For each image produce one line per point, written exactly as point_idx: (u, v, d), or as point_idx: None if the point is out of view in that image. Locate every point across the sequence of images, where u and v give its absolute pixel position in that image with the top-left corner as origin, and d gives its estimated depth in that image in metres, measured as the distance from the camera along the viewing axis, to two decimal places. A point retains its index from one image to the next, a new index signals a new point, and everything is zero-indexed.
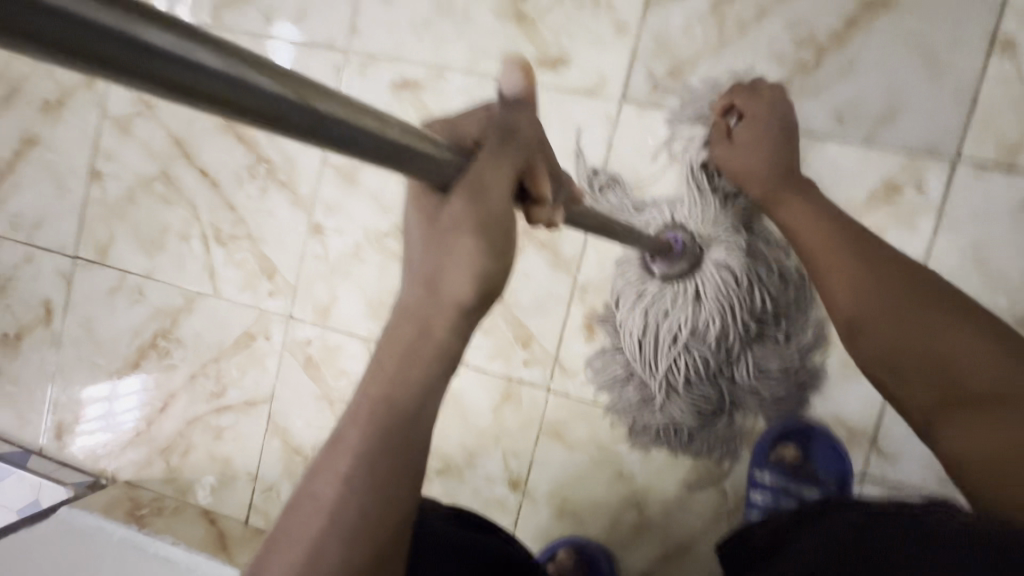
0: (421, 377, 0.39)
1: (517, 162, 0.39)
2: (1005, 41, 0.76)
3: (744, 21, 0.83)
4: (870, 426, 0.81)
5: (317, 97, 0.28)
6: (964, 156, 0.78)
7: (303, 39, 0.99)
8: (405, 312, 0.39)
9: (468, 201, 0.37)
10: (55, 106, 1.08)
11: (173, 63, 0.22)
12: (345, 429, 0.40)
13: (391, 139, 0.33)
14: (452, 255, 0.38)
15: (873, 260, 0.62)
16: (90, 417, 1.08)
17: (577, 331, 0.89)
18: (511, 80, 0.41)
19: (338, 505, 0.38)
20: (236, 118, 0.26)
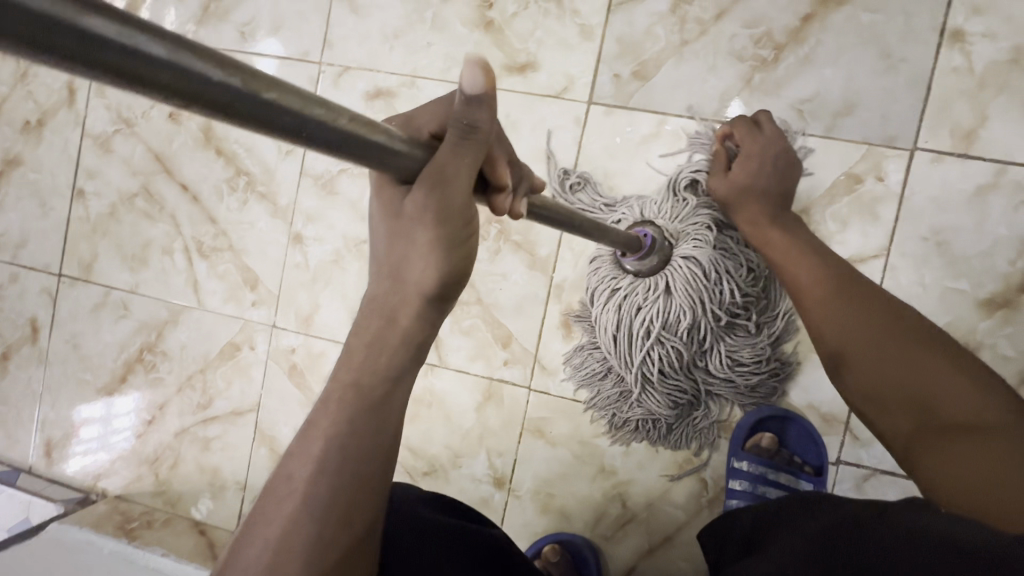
0: (388, 364, 0.46)
1: (480, 154, 0.41)
2: (954, 32, 0.79)
3: (703, 22, 0.85)
4: (843, 412, 0.82)
5: (267, 87, 0.29)
6: (920, 144, 0.80)
7: (277, 53, 1.01)
8: (373, 307, 0.46)
9: (430, 193, 0.41)
10: (36, 127, 1.10)
11: (118, 52, 0.22)
12: (319, 415, 0.46)
13: (342, 130, 0.34)
14: (412, 251, 0.44)
15: (868, 302, 0.65)
16: (84, 438, 1.09)
17: (555, 329, 0.91)
18: (473, 82, 0.37)
19: (311, 480, 0.44)
20: (184, 107, 0.26)
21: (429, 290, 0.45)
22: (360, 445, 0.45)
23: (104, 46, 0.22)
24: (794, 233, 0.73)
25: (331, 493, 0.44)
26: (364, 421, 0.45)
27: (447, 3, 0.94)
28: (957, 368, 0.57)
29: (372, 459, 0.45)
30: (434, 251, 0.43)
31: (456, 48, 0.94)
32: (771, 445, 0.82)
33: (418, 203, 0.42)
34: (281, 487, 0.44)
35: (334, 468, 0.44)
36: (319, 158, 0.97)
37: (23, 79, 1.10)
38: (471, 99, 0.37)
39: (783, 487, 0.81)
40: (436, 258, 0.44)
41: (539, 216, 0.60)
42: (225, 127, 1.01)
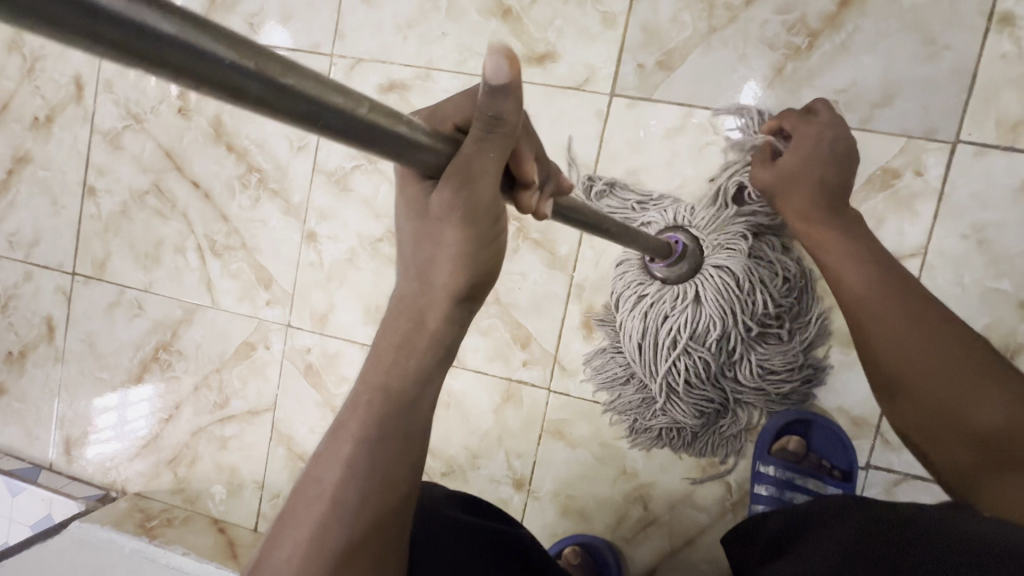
0: (418, 366, 0.44)
1: (505, 151, 0.38)
2: (1003, 16, 0.74)
3: (733, 7, 0.81)
4: (875, 416, 0.80)
5: (281, 70, 0.26)
6: (963, 137, 0.76)
7: (287, 44, 0.98)
8: (400, 308, 0.44)
9: (457, 193, 0.39)
10: (45, 123, 1.08)
11: (121, 25, 0.20)
12: (346, 417, 0.44)
13: (362, 120, 0.30)
14: (439, 251, 0.42)
15: (907, 300, 0.63)
16: (102, 427, 1.09)
17: (576, 330, 0.89)
18: (497, 72, 0.33)
19: (340, 484, 0.42)
20: (192, 88, 0.24)
21: (459, 290, 0.44)
22: (390, 448, 0.43)
23: (102, 18, 0.19)
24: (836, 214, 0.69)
25: (362, 497, 0.42)
26: (393, 423, 0.43)
27: None
28: (996, 389, 0.55)
29: (401, 464, 0.44)
30: (466, 253, 0.42)
31: (472, 38, 0.90)
32: (799, 449, 0.79)
33: (444, 202, 0.39)
34: (310, 488, 0.43)
35: (364, 471, 0.42)
36: (331, 154, 0.95)
37: (30, 74, 1.08)
38: (496, 91, 0.34)
39: (811, 492, 0.80)
40: (465, 259, 0.43)
41: (568, 218, 0.57)
42: (235, 123, 0.99)
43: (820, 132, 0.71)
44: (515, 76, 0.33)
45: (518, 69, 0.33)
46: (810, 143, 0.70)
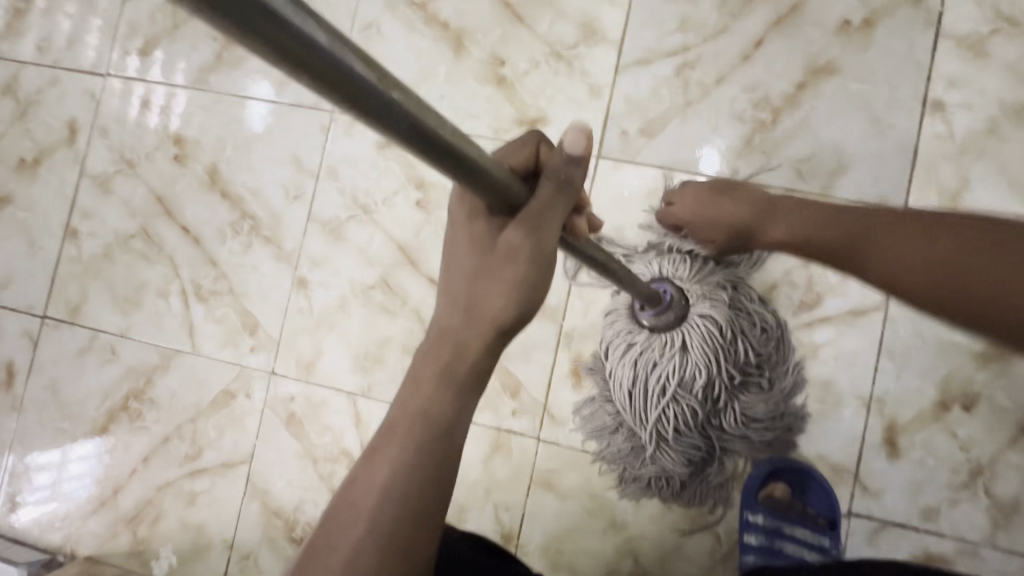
0: (456, 395, 0.46)
1: (570, 205, 0.46)
2: (936, 103, 0.85)
3: (705, 85, 0.91)
4: (852, 463, 0.83)
5: (394, 87, 0.31)
6: (911, 204, 0.85)
7: (278, 96, 1.00)
8: (443, 335, 0.46)
9: (525, 236, 0.45)
10: (32, 165, 1.08)
11: (290, 32, 0.24)
12: (383, 442, 0.46)
13: (445, 139, 0.36)
14: (497, 283, 0.45)
15: (879, 233, 0.66)
16: (37, 486, 1.02)
17: (565, 378, 0.90)
18: (574, 144, 0.41)
19: (377, 507, 0.43)
20: (322, 91, 0.29)
21: (504, 320, 0.46)
22: (428, 477, 0.44)
23: (278, 23, 0.24)
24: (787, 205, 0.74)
25: (395, 525, 0.43)
26: (432, 452, 0.44)
27: (460, 60, 0.97)
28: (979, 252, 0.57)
29: (432, 494, 0.44)
30: (517, 288, 0.45)
31: (468, 101, 0.97)
32: (784, 496, 0.82)
33: (512, 242, 0.45)
34: (345, 512, 0.44)
35: (400, 499, 0.43)
36: (327, 204, 0.97)
37: (22, 117, 1.09)
38: (571, 159, 0.43)
39: (800, 542, 0.81)
40: (517, 294, 0.45)
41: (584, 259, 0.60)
42: (231, 170, 1.01)
43: (687, 190, 0.80)
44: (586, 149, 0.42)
45: (591, 144, 0.42)
46: (690, 202, 0.80)
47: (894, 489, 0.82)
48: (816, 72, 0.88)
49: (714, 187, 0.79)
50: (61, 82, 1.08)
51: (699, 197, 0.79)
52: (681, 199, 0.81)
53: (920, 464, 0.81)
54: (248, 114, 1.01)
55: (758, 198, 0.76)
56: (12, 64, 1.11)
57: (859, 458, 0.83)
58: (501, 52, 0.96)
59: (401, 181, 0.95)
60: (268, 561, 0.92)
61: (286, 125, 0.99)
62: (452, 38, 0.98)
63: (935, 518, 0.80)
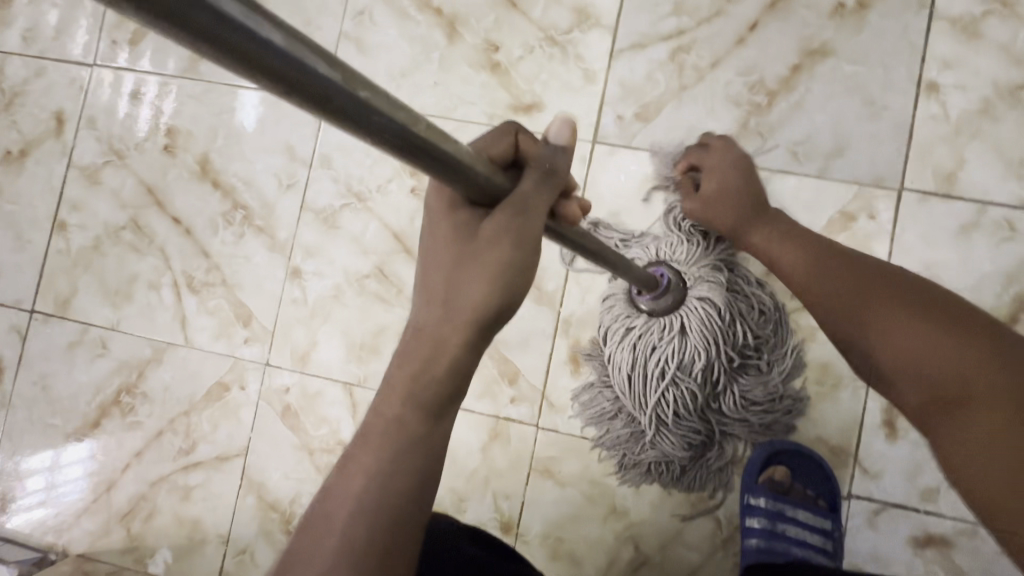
0: (433, 395, 0.44)
1: (553, 196, 0.45)
2: (930, 84, 0.85)
3: (700, 68, 0.90)
4: (852, 445, 0.83)
5: (361, 86, 0.29)
6: (907, 186, 0.85)
7: (270, 85, 0.99)
8: (420, 333, 0.45)
9: (507, 224, 0.43)
10: (18, 157, 1.06)
11: (238, 32, 0.23)
12: (359, 448, 0.45)
13: (420, 138, 0.34)
14: (478, 274, 0.44)
15: (865, 272, 0.64)
16: (30, 491, 1.00)
17: (563, 365, 0.90)
18: (559, 134, 0.45)
19: (352, 518, 0.42)
20: (282, 96, 0.27)
21: (483, 313, 0.44)
22: (404, 483, 0.43)
23: (225, 23, 0.22)
24: (775, 220, 0.73)
25: (371, 532, 0.42)
26: (409, 457, 0.44)
27: (453, 46, 0.97)
28: (914, 318, 0.58)
29: (409, 497, 0.43)
30: (497, 279, 0.44)
31: (461, 88, 0.96)
32: (785, 479, 0.81)
33: (493, 231, 0.44)
34: (320, 523, 0.43)
35: (377, 506, 0.43)
36: (321, 193, 0.96)
37: (8, 109, 1.07)
38: (554, 148, 0.45)
39: (805, 524, 0.80)
40: (497, 285, 0.44)
41: (575, 247, 0.58)
42: (222, 160, 1.00)
43: (723, 156, 0.78)
44: (572, 140, 0.45)
45: (576, 136, 0.45)
46: (718, 170, 0.77)
47: (893, 470, 0.82)
48: (811, 54, 0.88)
49: (742, 166, 0.76)
50: (47, 73, 1.06)
51: (731, 164, 0.77)
52: (717, 155, 0.78)
53: (919, 445, 0.81)
54: (239, 115, 1.00)
55: (758, 201, 0.75)
56: None
57: (859, 440, 0.83)
58: (495, 37, 0.95)
59: (395, 170, 0.94)
60: (265, 555, 0.91)
61: (277, 114, 0.98)
62: (445, 24, 0.97)
63: (935, 499, 0.80)
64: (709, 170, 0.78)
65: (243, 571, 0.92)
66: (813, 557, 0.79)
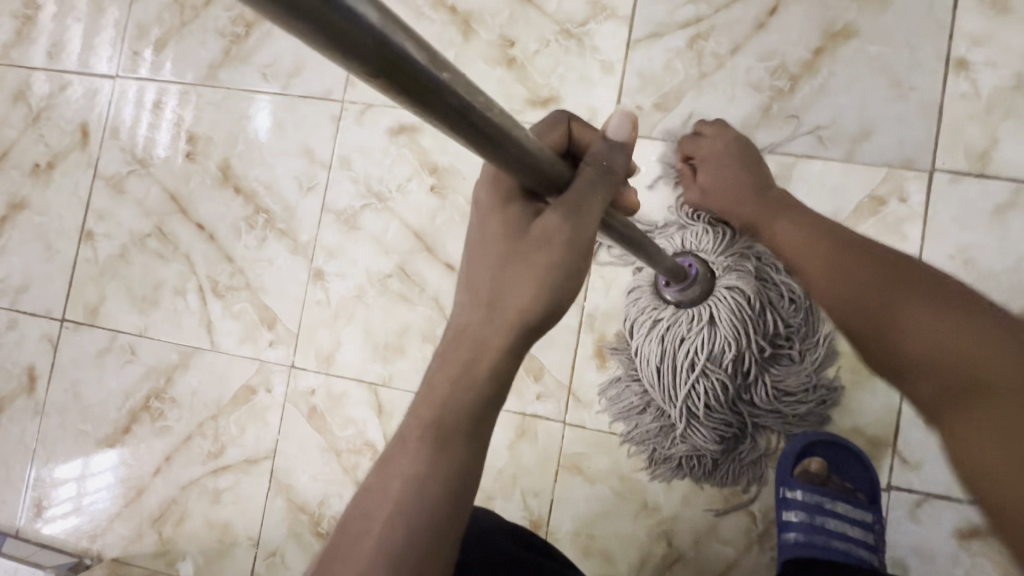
0: (474, 399, 0.44)
1: (610, 191, 0.44)
2: (959, 62, 0.83)
3: (720, 55, 0.89)
4: (889, 435, 0.81)
5: (445, 68, 0.28)
6: (937, 166, 0.82)
7: (287, 89, 0.99)
8: (464, 334, 0.45)
9: (563, 220, 0.43)
10: (46, 169, 1.08)
11: (335, 8, 0.22)
12: (396, 450, 0.45)
13: (495, 124, 0.33)
14: (525, 275, 0.43)
15: (862, 262, 0.65)
16: (61, 499, 1.01)
17: (589, 360, 0.89)
18: (619, 129, 0.45)
19: (387, 525, 0.42)
20: (366, 75, 0.27)
21: (529, 314, 0.44)
22: (440, 488, 0.43)
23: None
24: (789, 208, 0.75)
25: (408, 539, 0.42)
26: (447, 461, 0.43)
27: (468, 43, 0.96)
28: (918, 299, 0.58)
29: (444, 503, 0.43)
30: (548, 278, 0.43)
31: (478, 85, 0.96)
32: (821, 470, 0.79)
33: (548, 226, 0.43)
34: (356, 527, 0.43)
35: (412, 513, 0.42)
36: (340, 194, 0.97)
37: (35, 122, 1.09)
38: (613, 143, 0.45)
39: (843, 517, 0.78)
40: (546, 285, 0.43)
41: (624, 241, 0.57)
42: (243, 166, 1.01)
43: (724, 141, 0.82)
44: (632, 135, 0.46)
45: (636, 130, 0.46)
46: (715, 155, 0.82)
47: (934, 459, 0.79)
48: (833, 36, 0.86)
49: (744, 154, 0.81)
50: (72, 86, 1.08)
51: (721, 151, 0.81)
52: (706, 139, 0.84)
53: None
54: (253, 122, 1.01)
55: (761, 187, 0.78)
56: (24, 70, 1.11)
57: (897, 430, 0.80)
58: (510, 33, 0.95)
59: (414, 169, 0.94)
60: (295, 557, 0.91)
61: (296, 117, 0.99)
62: (459, 22, 0.97)
63: None
64: (706, 158, 0.83)
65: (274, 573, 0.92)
66: (855, 551, 0.76)
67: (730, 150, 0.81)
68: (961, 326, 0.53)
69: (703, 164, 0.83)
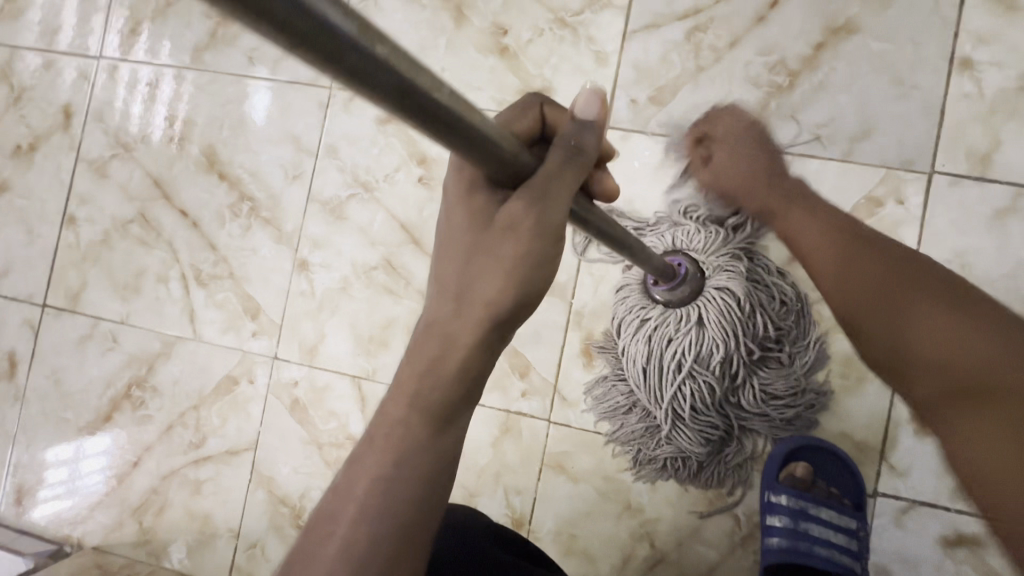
0: (442, 398, 0.42)
1: (579, 176, 0.41)
2: (963, 61, 0.81)
3: (717, 49, 0.87)
4: (878, 441, 0.79)
5: (376, 39, 0.26)
6: (937, 168, 0.80)
7: (274, 75, 0.97)
8: (431, 330, 0.43)
9: (529, 208, 0.40)
10: (27, 151, 1.06)
11: None
12: (363, 451, 0.43)
13: (443, 103, 0.31)
14: (493, 267, 0.42)
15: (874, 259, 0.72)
16: (51, 482, 1.00)
17: (575, 358, 0.87)
18: (587, 107, 0.42)
19: (353, 527, 0.41)
20: (286, 50, 0.24)
21: (498, 308, 0.42)
22: (406, 489, 0.41)
23: None
24: (801, 201, 0.78)
25: (374, 541, 0.41)
26: (414, 461, 0.42)
27: (460, 31, 0.94)
28: (935, 304, 0.66)
29: (415, 504, 0.42)
30: (517, 269, 0.41)
31: (470, 74, 0.93)
32: (806, 475, 0.78)
33: (514, 215, 0.41)
34: (322, 529, 0.42)
35: (379, 515, 0.41)
36: (327, 183, 0.94)
37: (16, 103, 1.07)
38: (582, 123, 0.42)
39: (827, 524, 0.77)
40: (516, 278, 0.41)
41: (605, 237, 0.55)
42: (229, 152, 0.98)
43: (733, 122, 0.82)
44: (603, 114, 0.42)
45: (608, 109, 0.42)
46: (733, 137, 0.81)
47: (923, 467, 0.78)
48: (835, 31, 0.84)
49: (756, 138, 0.81)
50: (55, 65, 1.06)
51: (738, 131, 0.81)
52: (726, 117, 0.83)
53: None
54: (247, 106, 0.98)
55: (772, 169, 0.79)
56: (7, 48, 1.08)
57: (886, 436, 0.79)
58: (504, 21, 0.92)
59: (402, 159, 0.92)
60: (275, 550, 0.90)
61: (284, 103, 0.96)
62: (452, 8, 0.94)
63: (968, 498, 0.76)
64: (721, 140, 0.82)
65: (254, 565, 0.91)
66: (837, 558, 0.76)
67: (747, 132, 0.82)
68: (960, 335, 0.63)
69: (718, 145, 0.82)
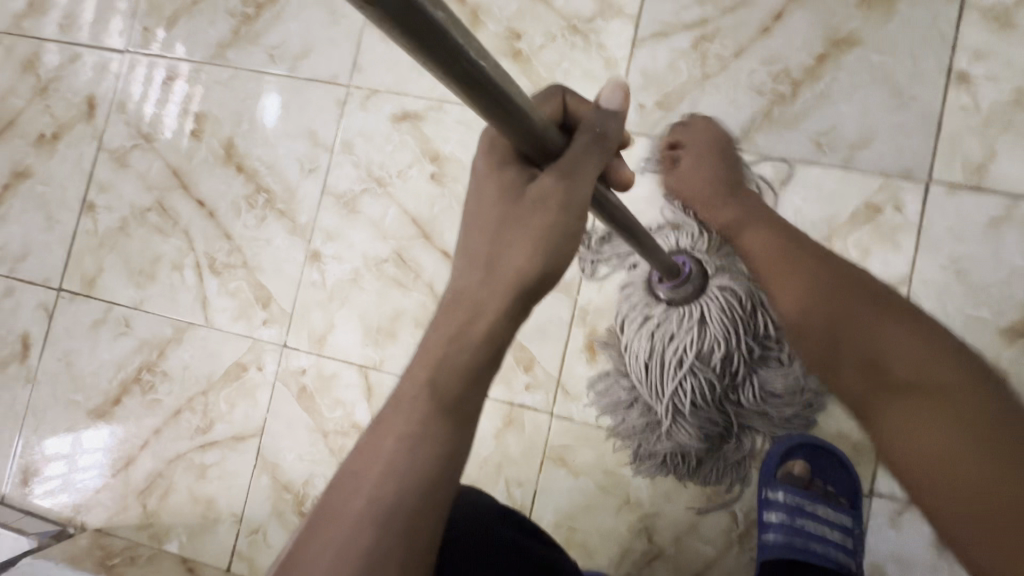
0: (468, 361, 0.44)
1: (602, 160, 0.44)
2: (960, 76, 0.84)
3: (723, 58, 0.90)
4: (873, 443, 0.81)
5: (439, 6, 0.28)
6: (934, 177, 0.83)
7: (294, 72, 1.00)
8: (459, 296, 0.45)
9: (557, 183, 0.43)
10: (50, 139, 1.09)
11: None
12: (391, 410, 0.45)
13: (485, 73, 0.33)
14: (521, 238, 0.44)
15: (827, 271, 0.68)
16: (57, 465, 1.02)
17: (579, 353, 0.89)
18: (611, 99, 0.44)
19: (380, 481, 0.43)
20: (359, 5, 0.26)
21: (525, 276, 0.44)
22: (432, 446, 0.43)
23: None
24: (762, 214, 0.76)
25: (399, 495, 0.42)
26: (439, 420, 0.44)
27: (476, 34, 0.97)
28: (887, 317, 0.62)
29: (439, 461, 0.44)
30: (544, 241, 0.44)
31: None
32: (804, 473, 0.79)
33: (543, 191, 0.43)
34: (349, 483, 0.43)
35: (405, 470, 0.43)
36: (341, 178, 0.97)
37: (42, 94, 1.10)
38: (605, 113, 0.44)
39: (823, 521, 0.78)
40: (542, 250, 0.44)
41: (615, 226, 0.58)
42: (247, 145, 1.01)
43: (708, 137, 0.84)
44: (626, 105, 0.45)
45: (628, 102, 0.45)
46: (704, 152, 0.82)
47: None
48: (838, 44, 0.87)
49: (719, 150, 0.82)
50: (81, 58, 1.09)
51: (712, 144, 0.83)
52: (701, 130, 0.84)
53: None
54: (260, 108, 1.01)
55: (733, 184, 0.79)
56: (35, 41, 1.12)
57: None
58: (518, 26, 0.96)
59: (415, 156, 0.95)
60: (277, 536, 0.91)
61: (302, 100, 1.00)
62: (468, 12, 0.98)
63: None
64: (691, 152, 0.83)
65: (256, 550, 0.92)
66: (833, 554, 0.76)
67: (713, 144, 0.83)
68: (920, 355, 0.58)
69: (691, 154, 0.83)
